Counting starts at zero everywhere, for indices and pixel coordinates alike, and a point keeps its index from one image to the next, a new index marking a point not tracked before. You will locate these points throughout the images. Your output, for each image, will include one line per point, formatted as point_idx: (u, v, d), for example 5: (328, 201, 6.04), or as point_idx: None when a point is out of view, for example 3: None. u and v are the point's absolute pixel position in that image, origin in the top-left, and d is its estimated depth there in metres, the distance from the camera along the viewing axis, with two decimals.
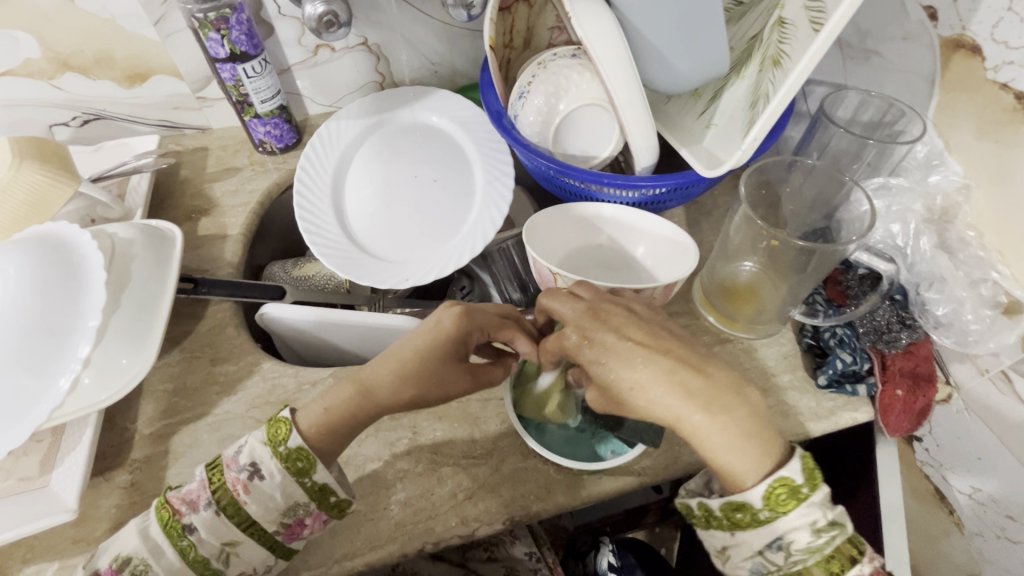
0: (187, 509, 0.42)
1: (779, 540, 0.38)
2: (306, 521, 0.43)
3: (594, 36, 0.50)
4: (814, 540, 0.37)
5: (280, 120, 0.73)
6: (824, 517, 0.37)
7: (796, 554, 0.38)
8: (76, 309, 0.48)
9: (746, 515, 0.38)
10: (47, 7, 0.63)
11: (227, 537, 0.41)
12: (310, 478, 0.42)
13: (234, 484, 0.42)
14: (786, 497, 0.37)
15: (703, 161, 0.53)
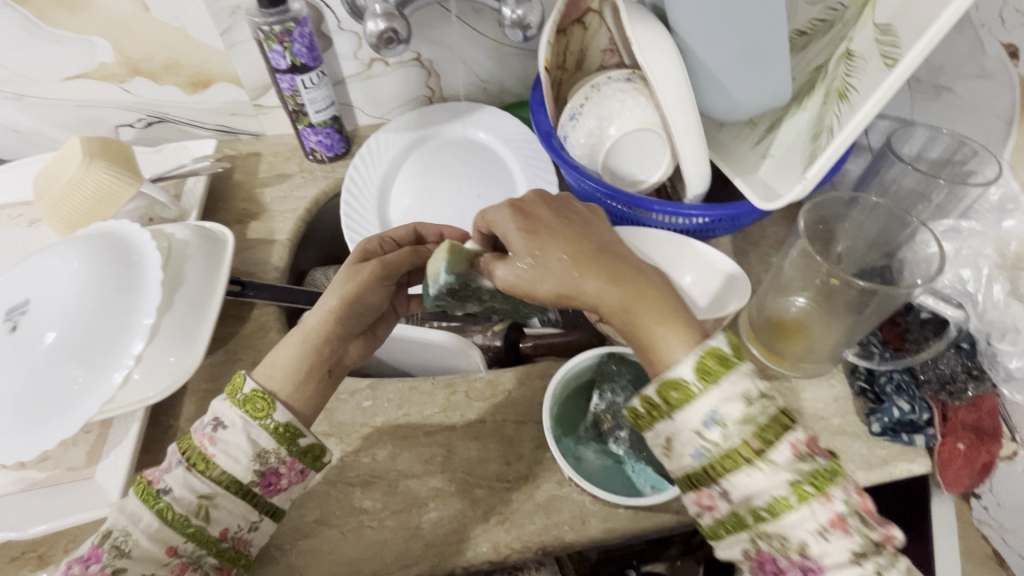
0: (161, 473, 0.40)
1: (717, 414, 0.34)
2: (280, 470, 0.42)
3: (654, 63, 0.50)
4: (748, 411, 0.34)
5: (332, 130, 0.75)
6: (755, 387, 0.34)
7: (730, 429, 0.34)
8: (132, 306, 0.50)
9: (679, 390, 0.35)
10: (125, 16, 0.66)
11: (202, 491, 0.40)
12: (271, 418, 0.42)
13: (201, 438, 0.41)
14: (717, 367, 0.34)
15: (759, 193, 0.51)
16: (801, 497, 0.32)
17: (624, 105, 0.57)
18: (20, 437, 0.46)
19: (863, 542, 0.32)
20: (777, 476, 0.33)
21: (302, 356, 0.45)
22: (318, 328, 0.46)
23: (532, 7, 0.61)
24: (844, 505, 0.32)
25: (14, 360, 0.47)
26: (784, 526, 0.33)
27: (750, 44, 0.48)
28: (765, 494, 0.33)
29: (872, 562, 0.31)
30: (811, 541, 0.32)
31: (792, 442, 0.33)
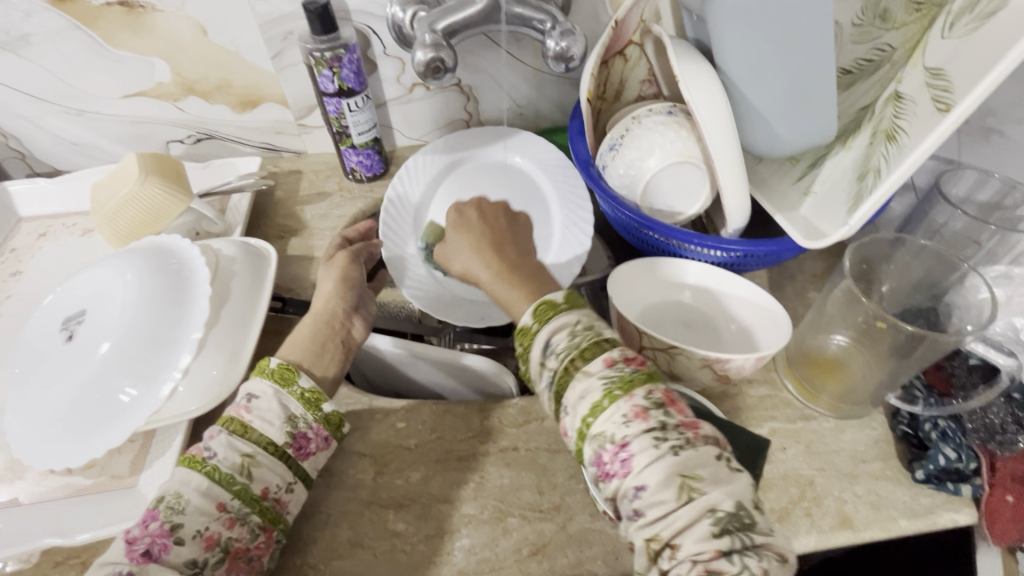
0: (205, 443, 0.44)
1: (551, 345, 0.45)
2: (308, 434, 0.47)
3: (698, 100, 0.51)
4: (572, 341, 0.44)
5: (372, 152, 0.77)
6: (578, 324, 0.45)
7: (563, 352, 0.44)
8: (181, 320, 0.51)
9: (526, 333, 0.48)
10: (184, 39, 0.69)
11: (244, 450, 0.44)
12: (298, 385, 0.48)
13: (237, 409, 0.46)
14: (547, 309, 0.48)
15: (801, 230, 0.51)
16: (612, 397, 0.40)
17: (665, 138, 0.57)
18: (70, 444, 0.47)
19: (664, 429, 0.38)
20: (593, 383, 0.41)
21: (315, 329, 0.55)
22: (323, 307, 0.56)
23: (576, 40, 0.62)
24: (646, 401, 0.39)
25: (69, 369, 0.48)
26: (604, 426, 0.39)
27: (796, 84, 0.48)
28: (587, 402, 0.41)
29: (670, 445, 0.37)
30: (621, 432, 0.39)
31: (606, 357, 0.42)
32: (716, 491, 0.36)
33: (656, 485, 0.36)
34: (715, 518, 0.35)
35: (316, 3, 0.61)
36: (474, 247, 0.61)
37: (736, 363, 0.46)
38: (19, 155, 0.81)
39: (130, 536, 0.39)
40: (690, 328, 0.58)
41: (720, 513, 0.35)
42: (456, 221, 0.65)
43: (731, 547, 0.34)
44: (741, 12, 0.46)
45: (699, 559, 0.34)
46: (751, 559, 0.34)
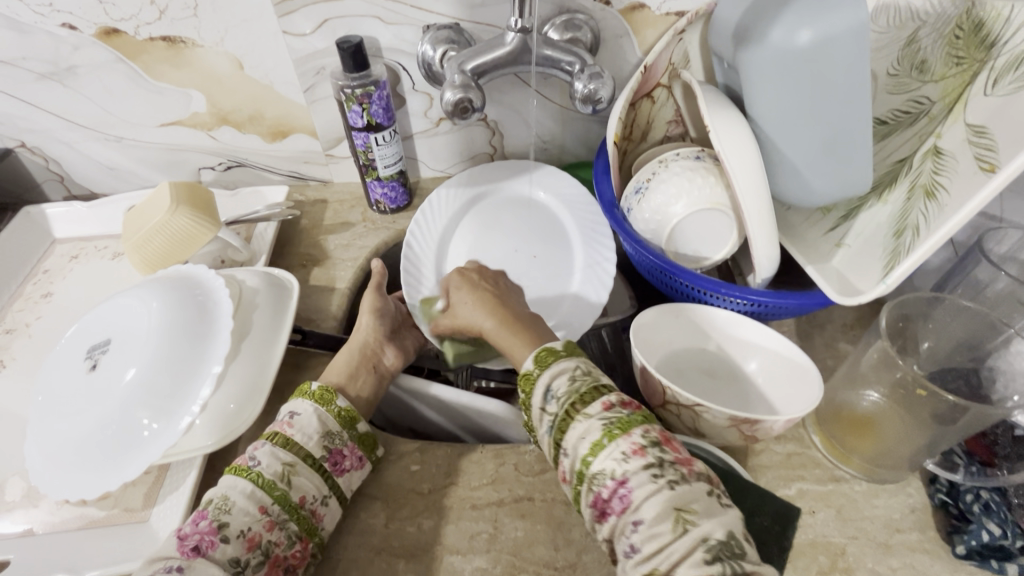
0: (250, 453, 0.46)
1: (551, 390, 0.46)
2: (344, 451, 0.49)
3: (730, 149, 0.50)
4: (571, 385, 0.46)
5: (397, 184, 0.78)
6: (579, 370, 0.47)
7: (562, 397, 0.45)
8: (201, 354, 0.51)
9: (528, 378, 0.49)
10: (221, 72, 0.71)
11: (287, 460, 0.45)
12: (335, 404, 0.50)
13: (282, 424, 0.48)
14: (546, 355, 0.49)
15: (834, 284, 0.50)
16: (610, 437, 0.42)
17: (693, 183, 0.56)
18: (87, 475, 0.47)
19: (660, 464, 0.40)
20: (594, 423, 0.43)
21: (350, 356, 0.57)
22: (360, 335, 0.58)
23: (604, 83, 0.62)
24: (643, 439, 0.41)
25: (91, 399, 0.49)
26: (602, 465, 0.41)
27: (832, 137, 0.47)
28: (587, 442, 0.42)
29: (666, 479, 0.39)
30: (619, 469, 0.40)
31: (604, 401, 0.44)
32: (709, 523, 0.37)
33: (652, 518, 0.38)
34: (709, 549, 0.36)
35: (350, 42, 0.62)
36: (477, 299, 0.59)
37: (764, 425, 0.44)
38: (57, 177, 0.83)
39: (182, 532, 0.41)
40: (715, 378, 0.56)
41: (713, 542, 0.36)
42: (460, 273, 0.62)
43: (723, 574, 0.35)
44: (776, 65, 0.46)
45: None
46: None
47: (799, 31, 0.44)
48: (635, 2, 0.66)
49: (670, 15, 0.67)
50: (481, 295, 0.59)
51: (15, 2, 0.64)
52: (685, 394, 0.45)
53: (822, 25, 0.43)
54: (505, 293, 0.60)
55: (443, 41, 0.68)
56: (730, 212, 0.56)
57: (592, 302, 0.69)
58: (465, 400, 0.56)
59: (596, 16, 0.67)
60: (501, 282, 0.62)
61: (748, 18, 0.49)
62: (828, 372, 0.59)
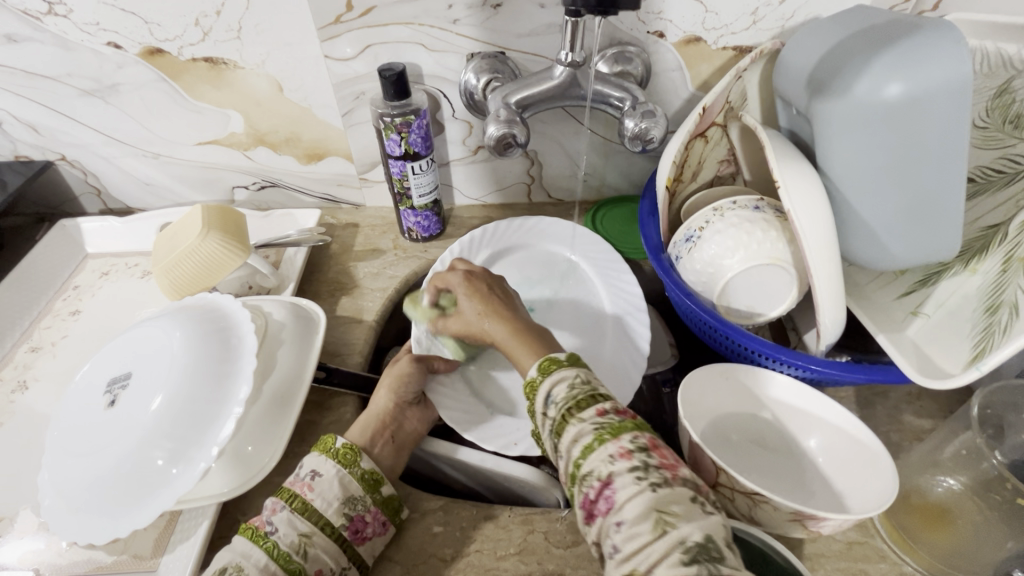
0: (267, 516, 0.44)
1: (551, 396, 0.42)
2: (366, 517, 0.46)
3: (802, 205, 0.46)
4: (570, 391, 0.42)
5: (431, 213, 0.75)
6: (579, 376, 0.43)
7: (561, 401, 0.41)
8: (223, 395, 0.49)
9: (532, 385, 0.45)
10: (261, 94, 0.70)
11: (303, 530, 0.43)
12: (359, 466, 0.48)
13: (300, 487, 0.46)
14: (548, 364, 0.45)
15: (914, 360, 0.45)
16: (600, 440, 0.38)
17: (751, 237, 0.51)
18: (98, 519, 0.45)
19: (645, 467, 0.36)
20: (585, 427, 0.39)
21: (366, 425, 0.53)
22: (379, 401, 0.54)
23: (657, 122, 0.58)
24: (631, 442, 0.37)
25: (106, 437, 0.47)
26: (591, 467, 0.37)
27: (917, 200, 0.43)
28: (578, 445, 0.38)
29: (649, 482, 0.35)
30: (604, 469, 0.36)
31: (598, 406, 0.40)
32: (688, 526, 0.33)
33: (633, 518, 0.34)
34: (686, 550, 0.32)
35: (392, 70, 0.60)
36: (485, 308, 0.54)
37: (830, 522, 0.39)
38: (94, 191, 0.83)
39: None
40: (766, 450, 0.52)
41: (690, 545, 0.32)
42: (468, 277, 0.58)
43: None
44: (859, 120, 0.42)
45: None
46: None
47: (887, 83, 0.41)
48: (691, 36, 0.62)
49: (727, 50, 0.64)
50: (484, 300, 0.55)
51: (63, 20, 0.64)
52: (743, 480, 0.40)
53: (916, 79, 0.40)
54: (510, 296, 0.57)
55: (486, 70, 0.66)
56: (791, 269, 0.51)
57: (632, 357, 0.62)
58: (492, 463, 0.53)
59: (648, 49, 0.64)
60: (506, 287, 0.59)
61: (827, 66, 0.46)
62: (893, 448, 0.53)
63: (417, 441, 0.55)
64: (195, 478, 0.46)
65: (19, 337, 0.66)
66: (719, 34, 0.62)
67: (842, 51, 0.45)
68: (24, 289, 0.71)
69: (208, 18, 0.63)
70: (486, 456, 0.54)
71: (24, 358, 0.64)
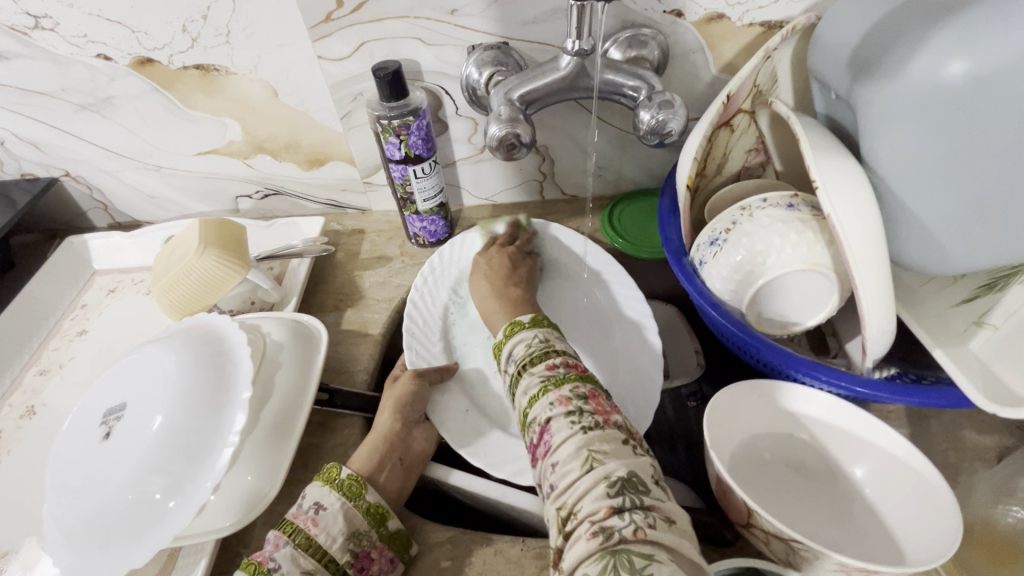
0: (269, 551, 0.42)
1: (511, 354, 0.45)
2: (371, 554, 0.44)
3: (846, 206, 0.40)
4: (529, 349, 0.44)
5: (437, 218, 0.71)
6: (541, 336, 0.45)
7: (519, 358, 0.44)
8: (217, 427, 0.47)
9: (498, 346, 0.48)
10: (256, 100, 0.67)
11: (306, 567, 0.41)
12: (364, 498, 0.46)
13: (303, 521, 0.43)
14: (514, 327, 0.47)
15: (979, 381, 0.41)
16: (544, 390, 0.39)
17: (786, 241, 0.46)
18: (92, 559, 0.44)
19: (580, 411, 0.37)
20: (533, 380, 0.40)
21: (372, 448, 0.50)
22: (383, 421, 0.52)
23: (675, 113, 0.53)
24: (570, 390, 0.38)
25: (101, 471, 0.45)
26: (535, 414, 0.38)
27: (979, 197, 0.38)
28: (527, 396, 0.40)
29: (581, 425, 0.36)
30: (543, 415, 0.38)
31: (549, 362, 0.42)
32: (615, 462, 0.34)
33: (565, 457, 0.35)
34: (611, 484, 0.32)
35: (386, 69, 0.56)
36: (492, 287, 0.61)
37: None
38: (101, 205, 0.83)
39: None
40: (804, 476, 0.47)
41: (615, 479, 0.32)
42: (486, 260, 0.65)
43: (623, 507, 0.31)
44: (916, 107, 0.37)
45: (593, 519, 0.31)
46: (639, 515, 0.31)
47: (948, 62, 0.35)
48: (713, 12, 0.56)
49: (755, 26, 0.57)
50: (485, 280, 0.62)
51: (51, 34, 0.61)
52: (778, 524, 0.36)
53: (982, 56, 0.34)
54: (507, 272, 0.63)
55: (489, 63, 0.61)
56: (831, 275, 0.45)
57: (643, 373, 0.57)
58: (502, 493, 0.50)
59: (666, 30, 0.58)
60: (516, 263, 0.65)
61: (874, 44, 0.40)
62: (951, 472, 0.47)
63: (425, 462, 0.53)
64: (192, 514, 0.44)
65: (28, 360, 0.66)
66: (745, 9, 0.56)
67: (889, 26, 0.39)
68: (33, 309, 0.71)
69: (196, 23, 0.60)
70: (493, 484, 0.51)
71: (32, 382, 0.64)
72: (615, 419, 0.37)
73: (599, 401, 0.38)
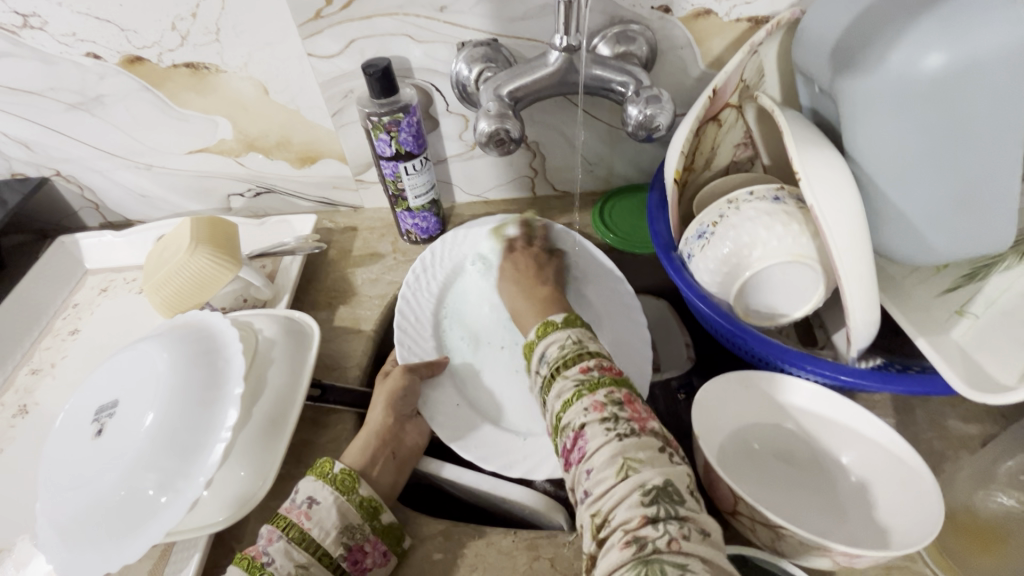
0: (263, 546, 0.42)
1: (544, 356, 0.45)
2: (365, 547, 0.44)
3: (830, 198, 0.41)
4: (562, 351, 0.44)
5: (429, 214, 0.71)
6: (574, 337, 0.45)
7: (553, 358, 0.44)
8: (211, 423, 0.47)
9: (529, 348, 0.48)
10: (246, 98, 0.67)
11: (300, 561, 0.41)
12: (357, 492, 0.46)
13: (297, 515, 0.43)
14: (548, 327, 0.47)
15: (961, 370, 0.41)
16: (578, 395, 0.39)
17: (771, 233, 0.46)
18: (85, 555, 0.44)
19: (615, 419, 0.37)
20: (567, 384, 0.41)
21: (365, 443, 0.50)
22: (376, 416, 0.52)
23: (663, 107, 0.53)
24: (605, 396, 0.39)
25: (94, 468, 0.45)
26: (569, 419, 0.39)
27: (959, 188, 0.39)
28: (561, 400, 0.40)
29: (616, 432, 0.36)
30: (578, 421, 0.38)
31: (582, 364, 0.42)
32: (651, 470, 0.34)
33: (600, 465, 0.35)
34: (646, 493, 0.33)
35: (376, 66, 0.56)
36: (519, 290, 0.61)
37: (866, 557, 0.35)
38: (92, 205, 0.83)
39: None
40: (791, 464, 0.48)
41: (650, 488, 0.33)
42: (508, 263, 0.64)
43: (657, 517, 0.32)
44: (897, 99, 0.38)
45: (627, 528, 0.32)
46: (674, 526, 0.31)
47: (927, 54, 0.36)
48: (701, 8, 0.57)
49: (741, 21, 0.58)
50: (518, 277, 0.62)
51: (40, 33, 0.61)
52: (764, 510, 0.37)
53: (960, 47, 0.35)
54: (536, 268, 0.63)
55: (479, 59, 0.61)
56: (817, 267, 0.46)
57: (635, 365, 0.58)
58: (494, 486, 0.50)
59: (653, 26, 0.58)
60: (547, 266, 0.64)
61: (854, 38, 0.41)
62: (935, 460, 0.48)
63: (418, 455, 0.53)
64: (185, 508, 0.44)
65: (20, 359, 0.66)
66: (732, 4, 0.56)
67: (871, 19, 0.40)
68: (25, 309, 0.71)
69: (185, 21, 0.60)
70: (484, 477, 0.51)
71: (24, 381, 0.64)
72: (651, 426, 0.38)
73: (634, 405, 0.39)
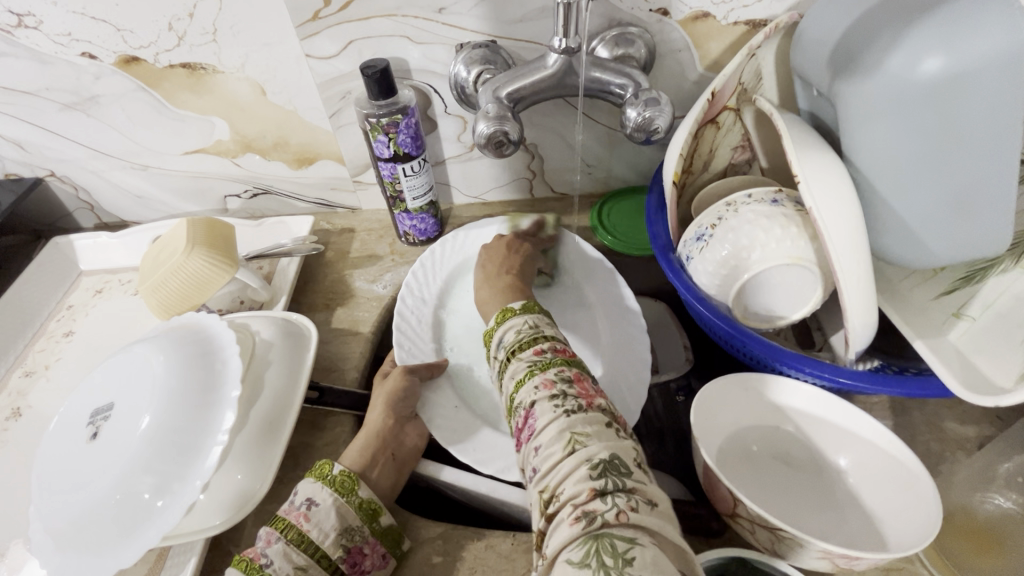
0: (262, 548, 0.41)
1: (501, 340, 0.45)
2: (364, 549, 0.44)
3: (828, 200, 0.41)
4: (518, 335, 0.44)
5: (427, 216, 0.71)
6: (529, 322, 0.45)
7: (510, 342, 0.44)
8: (206, 425, 0.46)
9: (489, 334, 0.48)
10: (243, 99, 0.67)
11: (300, 563, 0.41)
12: (356, 494, 0.46)
13: (295, 517, 0.43)
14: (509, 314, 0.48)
15: (959, 373, 0.42)
16: (529, 374, 0.40)
17: (769, 235, 0.46)
18: (78, 560, 0.43)
19: (563, 395, 0.37)
20: (521, 365, 0.41)
21: (364, 445, 0.50)
22: (376, 417, 0.52)
23: (662, 110, 0.53)
24: (556, 374, 0.39)
25: (89, 472, 0.45)
26: (520, 399, 0.39)
27: (956, 193, 0.39)
28: (514, 380, 0.41)
29: (564, 408, 0.36)
30: (528, 399, 0.38)
31: (537, 347, 0.42)
32: (597, 445, 0.34)
33: (549, 440, 0.35)
34: (594, 466, 0.33)
35: (375, 67, 0.56)
36: (484, 276, 0.60)
37: (866, 559, 0.35)
38: (87, 206, 0.82)
39: None
40: (790, 467, 0.48)
41: (597, 462, 0.33)
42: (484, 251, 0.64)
43: (605, 489, 0.32)
44: (896, 102, 0.38)
45: (575, 503, 0.32)
46: (622, 499, 0.31)
47: (925, 58, 0.36)
48: (700, 11, 0.57)
49: (740, 24, 0.58)
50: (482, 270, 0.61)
51: (34, 32, 0.61)
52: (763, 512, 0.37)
53: (958, 52, 0.35)
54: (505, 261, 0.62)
55: (478, 61, 0.61)
56: (815, 270, 0.46)
57: (632, 366, 0.57)
58: (494, 488, 0.50)
59: (652, 29, 0.58)
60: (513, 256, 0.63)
61: (854, 42, 0.41)
62: (933, 462, 0.49)
63: (417, 457, 0.53)
64: (180, 511, 0.43)
65: (13, 361, 0.65)
66: (730, 8, 0.57)
67: (871, 23, 0.40)
68: (17, 311, 0.70)
69: (181, 21, 0.59)
70: (484, 480, 0.51)
71: (18, 383, 0.63)
72: (598, 403, 0.38)
73: (584, 385, 0.39)
